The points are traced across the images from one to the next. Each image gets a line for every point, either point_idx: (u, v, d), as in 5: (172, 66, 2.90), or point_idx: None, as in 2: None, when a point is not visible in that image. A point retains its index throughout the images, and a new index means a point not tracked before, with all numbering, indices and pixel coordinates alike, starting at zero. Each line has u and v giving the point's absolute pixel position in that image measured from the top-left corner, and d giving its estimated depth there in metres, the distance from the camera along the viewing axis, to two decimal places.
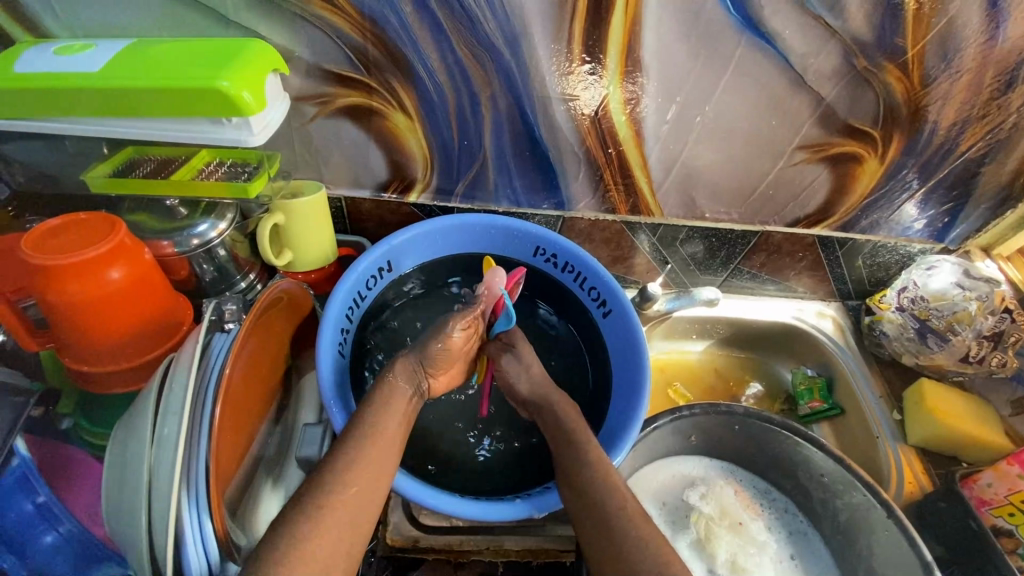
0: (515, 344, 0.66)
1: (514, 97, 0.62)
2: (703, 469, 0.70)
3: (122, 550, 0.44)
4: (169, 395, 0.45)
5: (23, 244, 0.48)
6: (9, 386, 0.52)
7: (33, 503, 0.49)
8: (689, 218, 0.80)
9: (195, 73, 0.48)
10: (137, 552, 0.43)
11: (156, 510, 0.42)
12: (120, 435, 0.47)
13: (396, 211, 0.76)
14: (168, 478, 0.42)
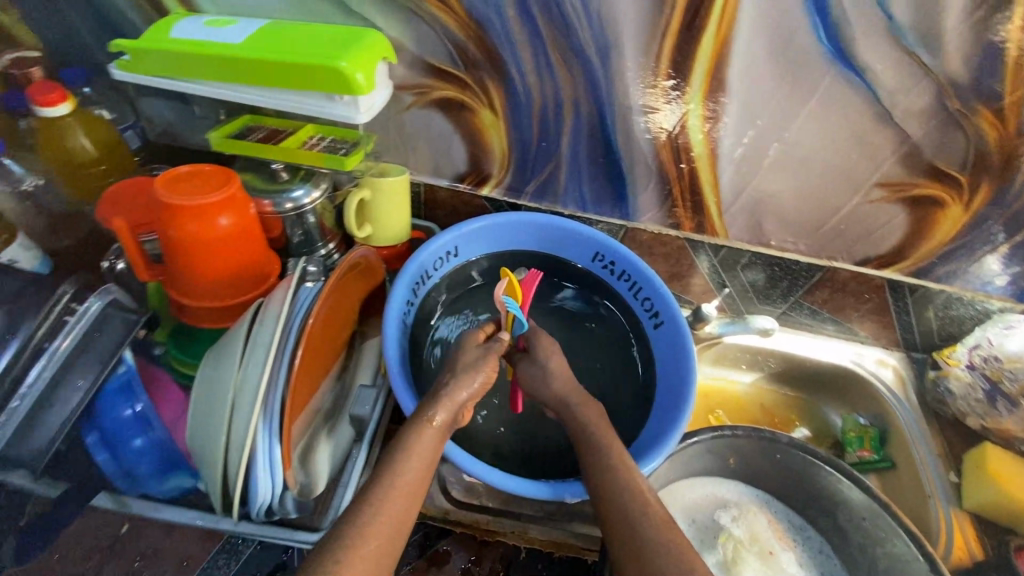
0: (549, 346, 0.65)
1: (597, 105, 0.65)
2: (738, 494, 0.69)
3: (199, 461, 0.50)
4: (260, 330, 0.50)
5: (156, 184, 0.55)
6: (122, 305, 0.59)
7: (128, 411, 0.56)
8: (753, 243, 0.80)
9: (319, 53, 0.55)
10: (213, 463, 0.48)
11: (236, 428, 0.47)
12: (211, 360, 0.53)
13: (467, 203, 0.81)
14: (249, 405, 0.48)
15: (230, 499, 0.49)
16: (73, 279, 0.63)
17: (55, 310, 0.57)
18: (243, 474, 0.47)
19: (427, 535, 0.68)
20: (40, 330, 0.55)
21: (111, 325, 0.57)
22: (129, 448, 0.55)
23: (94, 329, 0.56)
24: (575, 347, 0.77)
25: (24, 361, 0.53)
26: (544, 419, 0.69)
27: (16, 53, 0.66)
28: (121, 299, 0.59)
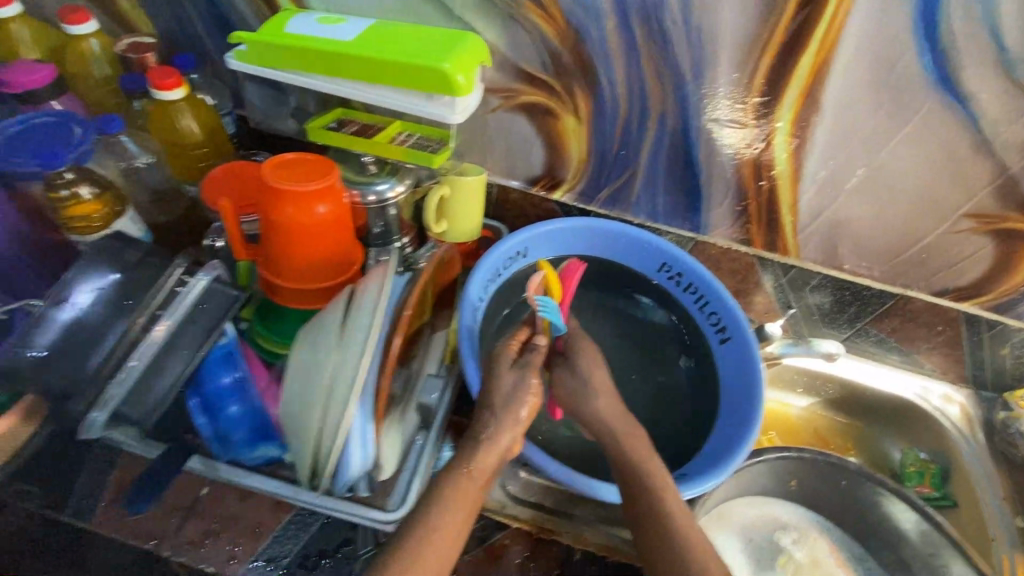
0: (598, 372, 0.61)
1: (684, 118, 0.66)
2: (798, 518, 0.68)
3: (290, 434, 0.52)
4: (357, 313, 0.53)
5: (264, 169, 0.58)
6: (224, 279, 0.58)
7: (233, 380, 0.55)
8: (825, 266, 0.79)
9: (424, 54, 0.57)
10: (307, 436, 0.50)
11: (331, 406, 0.50)
12: (305, 337, 0.55)
13: (538, 206, 0.82)
14: (341, 387, 0.50)
15: (319, 472, 0.51)
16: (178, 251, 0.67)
17: (163, 280, 0.55)
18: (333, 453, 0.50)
19: (485, 526, 0.67)
20: (150, 301, 0.54)
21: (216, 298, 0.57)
22: (231, 413, 0.55)
23: (202, 304, 0.55)
24: (635, 355, 0.77)
25: (135, 335, 0.52)
26: None
27: (134, 39, 0.72)
28: (221, 271, 0.58)
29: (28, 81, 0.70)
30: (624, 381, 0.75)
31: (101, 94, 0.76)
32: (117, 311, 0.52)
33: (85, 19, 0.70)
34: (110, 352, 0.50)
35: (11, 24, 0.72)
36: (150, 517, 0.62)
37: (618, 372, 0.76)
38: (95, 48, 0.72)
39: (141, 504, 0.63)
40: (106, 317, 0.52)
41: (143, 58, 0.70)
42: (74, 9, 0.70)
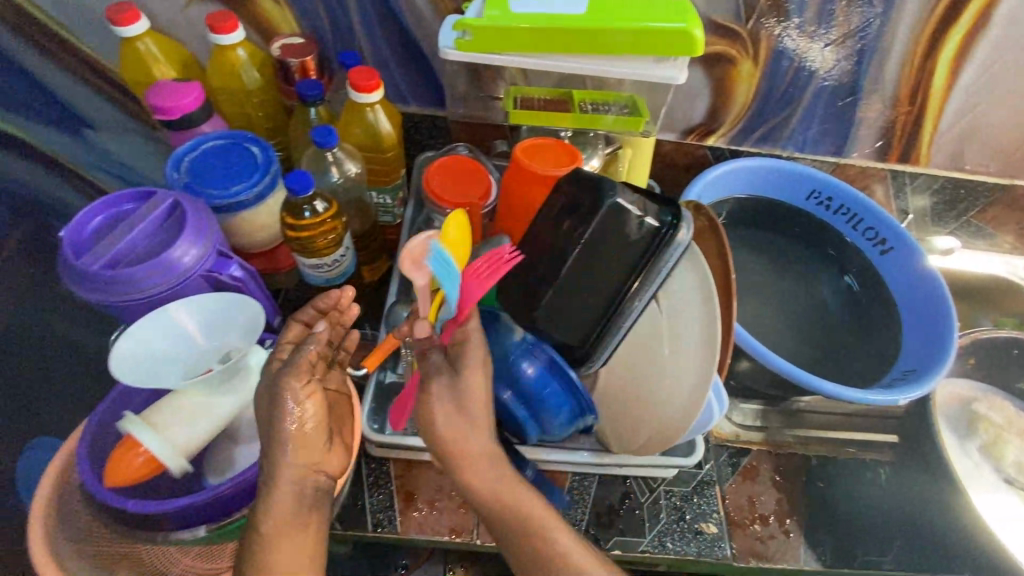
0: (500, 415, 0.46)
1: (860, 46, 0.71)
2: (979, 390, 0.80)
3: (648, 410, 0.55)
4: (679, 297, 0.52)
5: (517, 152, 0.59)
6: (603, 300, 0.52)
7: (530, 370, 0.54)
8: (948, 169, 0.88)
9: (658, 17, 0.57)
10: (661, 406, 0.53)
11: (676, 389, 0.52)
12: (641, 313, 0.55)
13: (689, 155, 0.84)
14: (677, 382, 0.52)
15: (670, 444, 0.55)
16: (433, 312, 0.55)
17: (645, 239, 0.50)
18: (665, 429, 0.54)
19: (732, 454, 0.73)
20: (530, 243, 0.54)
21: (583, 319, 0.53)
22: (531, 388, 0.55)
23: (512, 280, 0.55)
24: (802, 280, 0.83)
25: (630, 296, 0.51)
26: (806, 341, 0.78)
27: (284, 41, 0.67)
28: (690, 218, 0.51)
29: (179, 105, 0.63)
30: (803, 304, 0.81)
31: (246, 107, 0.71)
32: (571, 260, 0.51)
33: (235, 27, 0.63)
34: (643, 298, 0.51)
35: (139, 43, 0.65)
36: (445, 514, 0.64)
37: (796, 296, 0.81)
38: (243, 57, 0.66)
39: (432, 504, 0.64)
40: (625, 259, 0.51)
41: (304, 61, 0.66)
42: (221, 16, 0.63)
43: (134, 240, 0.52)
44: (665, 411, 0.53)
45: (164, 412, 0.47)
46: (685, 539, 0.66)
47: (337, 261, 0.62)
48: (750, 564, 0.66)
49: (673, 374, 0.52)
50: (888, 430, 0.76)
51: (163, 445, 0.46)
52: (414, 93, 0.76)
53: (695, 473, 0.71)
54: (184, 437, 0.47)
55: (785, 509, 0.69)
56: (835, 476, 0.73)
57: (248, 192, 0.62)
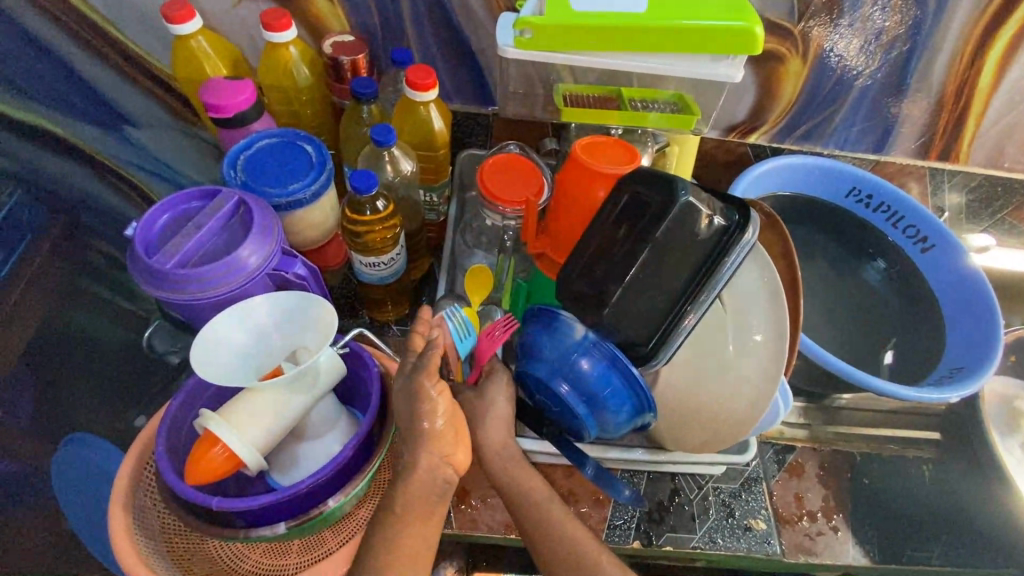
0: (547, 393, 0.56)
1: (910, 44, 0.71)
2: (1020, 387, 0.80)
3: (710, 409, 0.56)
4: (747, 295, 0.53)
5: (576, 149, 0.59)
6: (668, 296, 0.52)
7: (587, 363, 0.55)
8: (987, 167, 0.88)
9: (720, 15, 0.57)
10: (725, 405, 0.55)
11: (744, 387, 0.54)
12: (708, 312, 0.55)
13: (730, 153, 0.85)
14: (745, 379, 0.54)
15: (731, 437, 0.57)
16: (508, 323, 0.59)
17: (714, 236, 0.51)
18: (727, 427, 0.56)
19: (778, 451, 0.73)
20: (597, 238, 0.54)
21: (646, 315, 0.53)
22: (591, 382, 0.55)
23: (571, 274, 0.55)
24: (842, 277, 0.84)
25: (697, 291, 0.52)
26: (848, 338, 0.78)
27: (335, 38, 0.67)
28: (756, 220, 0.52)
29: (234, 103, 0.63)
30: (843, 301, 0.81)
31: (295, 105, 0.71)
32: (640, 253, 0.52)
33: (290, 26, 0.63)
34: (710, 295, 0.51)
35: (193, 40, 0.65)
36: (498, 510, 0.64)
37: (836, 294, 0.82)
38: (295, 55, 0.66)
39: (485, 500, 0.65)
40: (694, 253, 0.51)
41: (356, 59, 0.66)
42: (275, 14, 0.63)
43: (202, 237, 0.52)
44: (729, 407, 0.55)
45: (239, 410, 0.47)
46: (734, 535, 0.66)
47: (393, 260, 0.62)
48: (799, 559, 0.66)
49: (739, 373, 0.54)
50: (930, 428, 0.77)
51: (242, 443, 0.46)
52: (459, 91, 0.76)
53: (743, 469, 0.71)
54: (260, 435, 0.47)
55: (832, 504, 0.70)
56: (880, 473, 0.73)
57: (306, 191, 0.62)
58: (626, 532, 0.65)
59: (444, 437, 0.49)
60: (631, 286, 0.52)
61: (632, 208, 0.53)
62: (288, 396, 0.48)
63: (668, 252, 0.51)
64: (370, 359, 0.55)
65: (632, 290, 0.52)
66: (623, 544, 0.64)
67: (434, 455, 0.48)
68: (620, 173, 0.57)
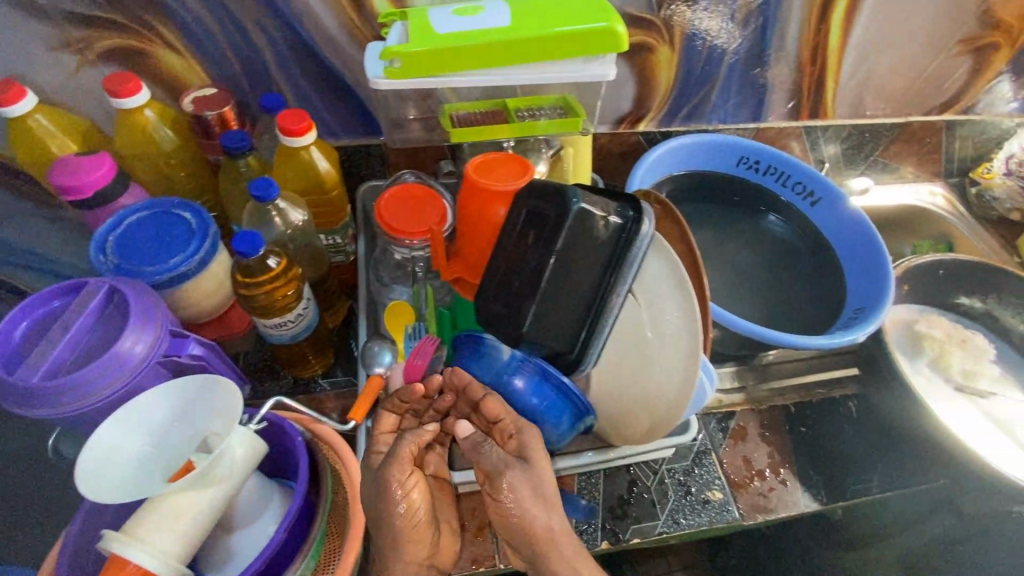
0: (529, 449, 0.51)
1: (761, 18, 0.75)
2: (916, 312, 0.86)
3: (642, 403, 0.56)
4: (656, 287, 0.53)
5: (468, 169, 0.59)
6: (583, 302, 0.52)
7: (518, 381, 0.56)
8: (853, 118, 0.96)
9: (583, 18, 0.58)
10: (655, 398, 0.55)
11: (669, 379, 0.53)
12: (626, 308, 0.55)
13: (625, 143, 0.87)
14: (667, 368, 0.53)
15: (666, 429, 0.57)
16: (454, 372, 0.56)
17: (613, 236, 0.52)
18: (660, 421, 0.56)
19: (720, 420, 0.76)
20: (506, 261, 0.54)
21: (564, 327, 0.53)
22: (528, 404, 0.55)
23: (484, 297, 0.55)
24: (748, 242, 0.88)
25: (607, 292, 0.52)
26: (763, 298, 0.83)
27: (196, 93, 0.63)
28: (651, 211, 0.53)
29: (88, 182, 0.58)
30: (752, 264, 0.86)
31: (165, 171, 0.66)
32: (547, 267, 0.52)
33: (139, 88, 0.58)
34: (621, 291, 0.52)
35: (28, 119, 0.58)
36: None
37: (744, 259, 0.86)
38: (152, 118, 0.61)
39: None
40: (598, 256, 0.52)
41: (222, 112, 0.62)
42: (120, 78, 0.58)
43: (72, 339, 0.47)
44: (659, 399, 0.55)
45: (146, 523, 0.43)
46: (695, 511, 0.68)
47: (299, 316, 0.59)
48: (758, 519, 0.69)
49: (660, 364, 0.54)
50: (847, 365, 0.83)
51: (154, 559, 0.42)
52: (343, 127, 0.73)
53: (691, 445, 0.73)
54: (175, 541, 0.43)
55: (777, 459, 0.73)
56: (814, 419, 0.78)
57: (189, 261, 0.57)
58: (593, 534, 0.66)
59: (417, 525, 0.50)
60: (544, 300, 0.52)
61: (532, 224, 0.53)
62: (203, 495, 0.45)
63: (573, 260, 0.52)
64: (291, 428, 0.52)
65: (547, 304, 0.52)
66: (592, 547, 0.65)
67: (411, 551, 0.49)
68: (516, 189, 0.56)
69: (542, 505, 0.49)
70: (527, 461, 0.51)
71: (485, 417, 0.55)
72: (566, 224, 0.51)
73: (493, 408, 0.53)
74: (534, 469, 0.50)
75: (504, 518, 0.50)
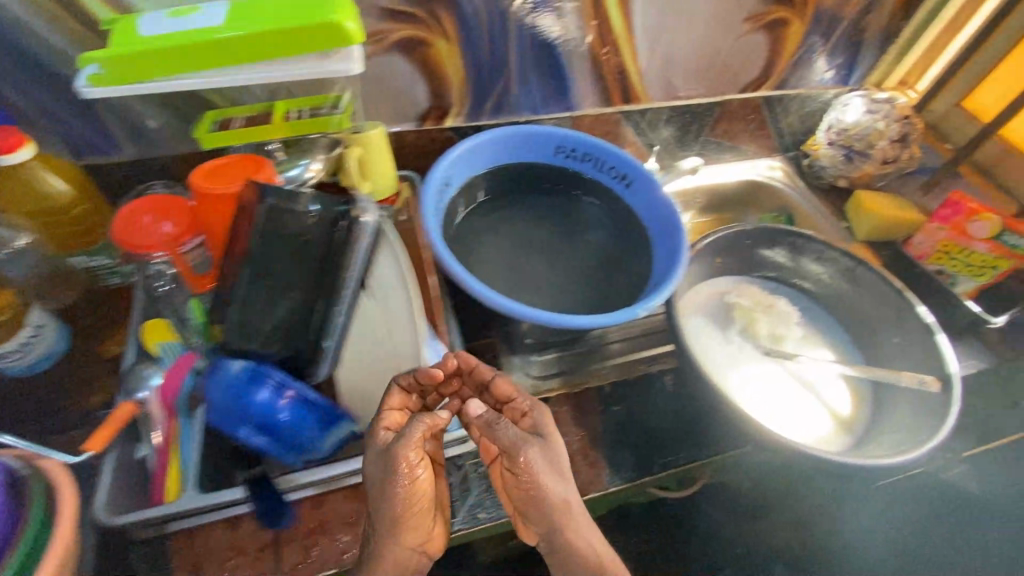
0: (540, 428, 0.60)
1: (534, 7, 0.75)
2: (731, 283, 0.88)
3: (386, 397, 0.55)
4: (382, 279, 0.54)
5: (193, 177, 0.56)
6: (299, 296, 0.52)
7: (278, 398, 0.53)
8: (668, 100, 0.98)
9: (303, 14, 0.57)
10: (394, 389, 0.54)
11: (406, 370, 0.53)
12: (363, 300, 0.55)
13: (435, 139, 0.86)
14: (399, 357, 0.54)
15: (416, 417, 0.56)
16: (455, 358, 0.63)
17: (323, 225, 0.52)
18: (405, 411, 0.56)
19: None
20: (234, 271, 0.52)
21: (286, 322, 0.52)
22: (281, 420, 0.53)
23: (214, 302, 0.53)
24: (569, 229, 0.89)
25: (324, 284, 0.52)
26: (579, 283, 0.83)
27: None
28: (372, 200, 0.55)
29: None
30: (571, 250, 0.87)
31: None
32: (254, 264, 0.50)
33: None
34: (348, 282, 0.52)
35: None
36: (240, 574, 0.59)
37: (564, 246, 0.87)
38: None
39: (225, 565, 0.59)
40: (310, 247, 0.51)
41: None
42: None
43: None
44: (398, 390, 0.54)
45: None
46: (497, 504, 0.67)
47: (26, 343, 0.61)
48: None
49: (391, 353, 0.54)
50: (665, 341, 0.84)
51: None
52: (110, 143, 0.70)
53: None
54: None
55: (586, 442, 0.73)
56: (629, 397, 0.79)
57: None
58: None
59: (415, 508, 0.53)
60: (257, 298, 0.51)
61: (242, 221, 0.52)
62: None
63: (279, 255, 0.51)
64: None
65: (262, 301, 0.51)
66: None
67: (412, 539, 0.53)
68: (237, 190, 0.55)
69: (557, 475, 0.57)
70: (544, 437, 0.59)
71: (494, 397, 0.65)
72: (265, 220, 0.50)
73: (505, 389, 0.64)
74: (551, 448, 0.59)
75: (526, 488, 0.58)
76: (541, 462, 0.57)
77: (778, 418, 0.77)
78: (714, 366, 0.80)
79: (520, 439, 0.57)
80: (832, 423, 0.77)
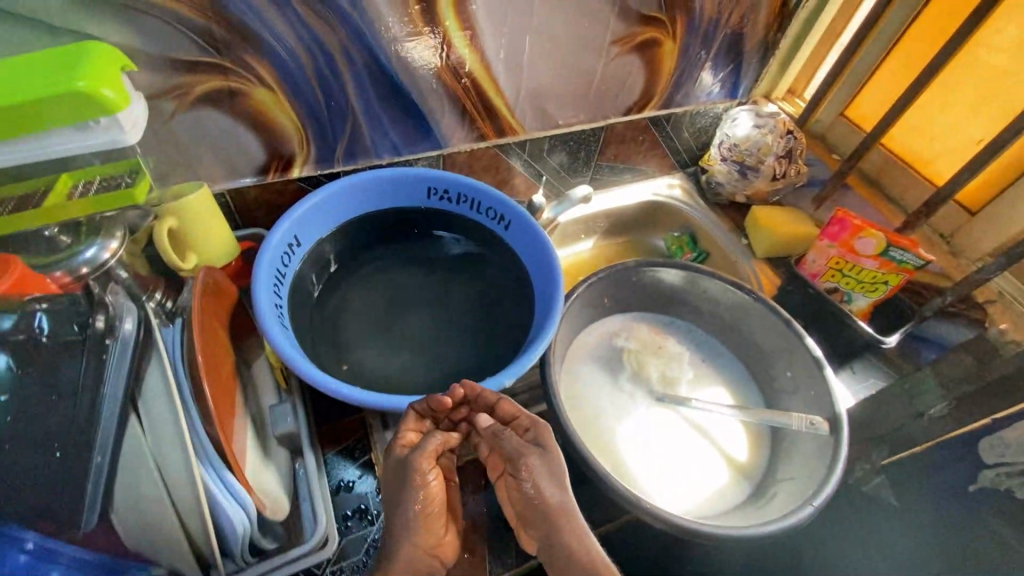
0: (545, 441, 0.59)
1: (366, 47, 0.67)
2: (620, 322, 0.83)
3: (162, 539, 0.46)
4: (151, 401, 0.45)
5: None
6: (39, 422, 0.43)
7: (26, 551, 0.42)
8: (547, 129, 0.92)
9: (41, 82, 0.47)
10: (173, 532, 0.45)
11: (184, 509, 0.45)
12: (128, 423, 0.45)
13: (284, 192, 0.77)
14: (172, 497, 0.44)
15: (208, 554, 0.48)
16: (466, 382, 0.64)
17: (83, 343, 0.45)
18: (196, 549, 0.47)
19: None
20: None
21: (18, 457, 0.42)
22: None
23: None
24: (445, 280, 0.81)
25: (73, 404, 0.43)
26: (454, 341, 0.75)
27: None
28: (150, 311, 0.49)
29: None
30: (448, 303, 0.79)
31: None
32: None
33: None
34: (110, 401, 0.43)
35: None
36: None
37: (439, 299, 0.79)
38: None
39: None
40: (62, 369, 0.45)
41: None
42: None
43: None
44: (177, 532, 0.45)
45: None
46: None
47: None
48: None
49: (164, 492, 0.44)
50: None
51: None
52: None
53: (366, 533, 0.63)
54: None
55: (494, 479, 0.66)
56: None
57: None
58: None
59: (429, 514, 0.56)
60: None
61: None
62: None
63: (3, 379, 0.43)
64: None
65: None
66: None
67: (419, 542, 0.55)
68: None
69: (554, 484, 0.57)
70: (543, 449, 0.58)
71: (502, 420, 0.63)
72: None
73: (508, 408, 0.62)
74: (550, 460, 0.58)
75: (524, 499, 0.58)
76: (538, 470, 0.57)
77: (670, 469, 0.71)
78: (603, 420, 0.74)
79: (530, 449, 0.59)
80: (728, 472, 0.72)
